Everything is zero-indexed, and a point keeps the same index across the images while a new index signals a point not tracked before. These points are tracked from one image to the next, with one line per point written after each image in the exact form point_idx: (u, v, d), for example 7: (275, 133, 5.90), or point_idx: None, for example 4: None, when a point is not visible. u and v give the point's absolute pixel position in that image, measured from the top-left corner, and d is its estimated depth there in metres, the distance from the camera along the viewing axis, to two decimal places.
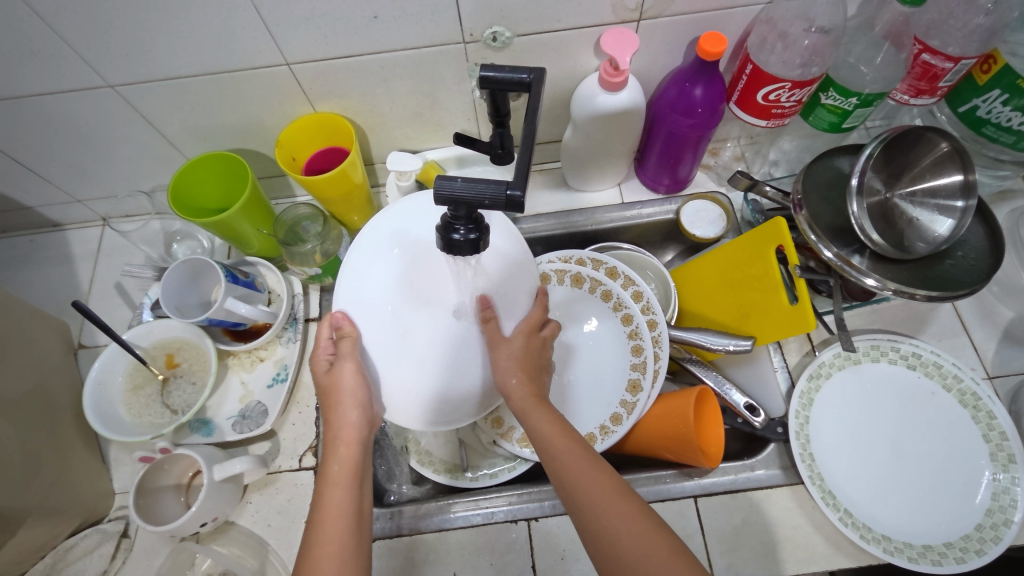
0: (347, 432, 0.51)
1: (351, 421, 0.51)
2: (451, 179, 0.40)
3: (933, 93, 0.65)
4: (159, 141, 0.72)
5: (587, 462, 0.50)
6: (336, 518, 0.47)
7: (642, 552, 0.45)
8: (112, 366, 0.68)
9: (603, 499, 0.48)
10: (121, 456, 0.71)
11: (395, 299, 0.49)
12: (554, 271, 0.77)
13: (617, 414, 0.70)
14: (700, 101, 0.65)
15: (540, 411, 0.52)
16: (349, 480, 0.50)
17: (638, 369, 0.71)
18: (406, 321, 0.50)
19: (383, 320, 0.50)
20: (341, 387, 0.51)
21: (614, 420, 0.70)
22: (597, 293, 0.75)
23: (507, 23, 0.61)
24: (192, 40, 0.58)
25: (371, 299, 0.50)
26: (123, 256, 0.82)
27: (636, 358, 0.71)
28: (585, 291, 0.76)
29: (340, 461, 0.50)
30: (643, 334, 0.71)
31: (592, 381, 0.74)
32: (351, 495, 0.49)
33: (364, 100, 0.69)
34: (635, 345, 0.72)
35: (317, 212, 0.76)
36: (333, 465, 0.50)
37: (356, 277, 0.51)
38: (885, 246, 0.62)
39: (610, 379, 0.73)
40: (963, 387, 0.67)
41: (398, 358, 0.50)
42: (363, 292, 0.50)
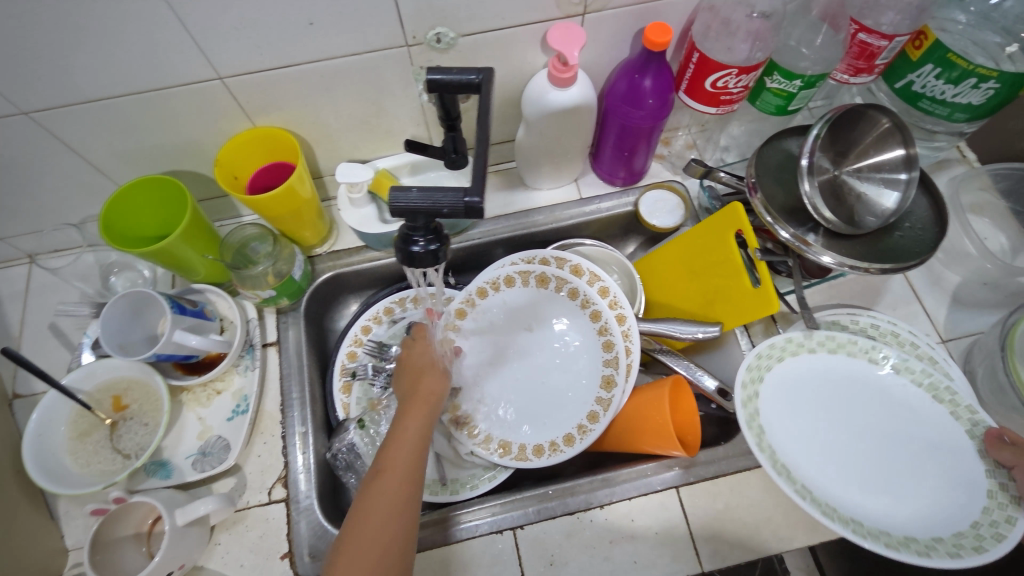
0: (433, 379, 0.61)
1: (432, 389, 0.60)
2: (405, 191, 0.44)
3: (870, 71, 0.67)
4: (85, 168, 0.67)
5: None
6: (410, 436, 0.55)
7: None
8: (51, 415, 0.63)
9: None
10: (71, 510, 0.66)
11: (856, 505, 0.60)
12: (517, 272, 0.75)
13: (593, 413, 0.70)
14: (650, 92, 0.65)
15: None
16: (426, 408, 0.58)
17: (611, 365, 0.70)
18: (884, 473, 0.62)
19: (847, 500, 0.60)
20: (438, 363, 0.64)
21: (591, 418, 0.70)
22: (564, 291, 0.74)
23: (450, 23, 0.59)
24: (113, 57, 0.53)
25: (906, 513, 0.59)
26: (55, 294, 0.76)
27: (607, 353, 0.71)
28: (550, 291, 0.75)
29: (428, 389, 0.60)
30: (613, 330, 0.71)
31: (569, 380, 0.73)
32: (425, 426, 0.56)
33: (307, 112, 0.66)
34: (606, 341, 0.72)
35: (266, 232, 0.72)
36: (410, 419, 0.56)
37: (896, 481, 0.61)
38: (837, 224, 0.64)
39: (582, 377, 0.72)
40: (919, 351, 0.69)
41: (863, 489, 0.61)
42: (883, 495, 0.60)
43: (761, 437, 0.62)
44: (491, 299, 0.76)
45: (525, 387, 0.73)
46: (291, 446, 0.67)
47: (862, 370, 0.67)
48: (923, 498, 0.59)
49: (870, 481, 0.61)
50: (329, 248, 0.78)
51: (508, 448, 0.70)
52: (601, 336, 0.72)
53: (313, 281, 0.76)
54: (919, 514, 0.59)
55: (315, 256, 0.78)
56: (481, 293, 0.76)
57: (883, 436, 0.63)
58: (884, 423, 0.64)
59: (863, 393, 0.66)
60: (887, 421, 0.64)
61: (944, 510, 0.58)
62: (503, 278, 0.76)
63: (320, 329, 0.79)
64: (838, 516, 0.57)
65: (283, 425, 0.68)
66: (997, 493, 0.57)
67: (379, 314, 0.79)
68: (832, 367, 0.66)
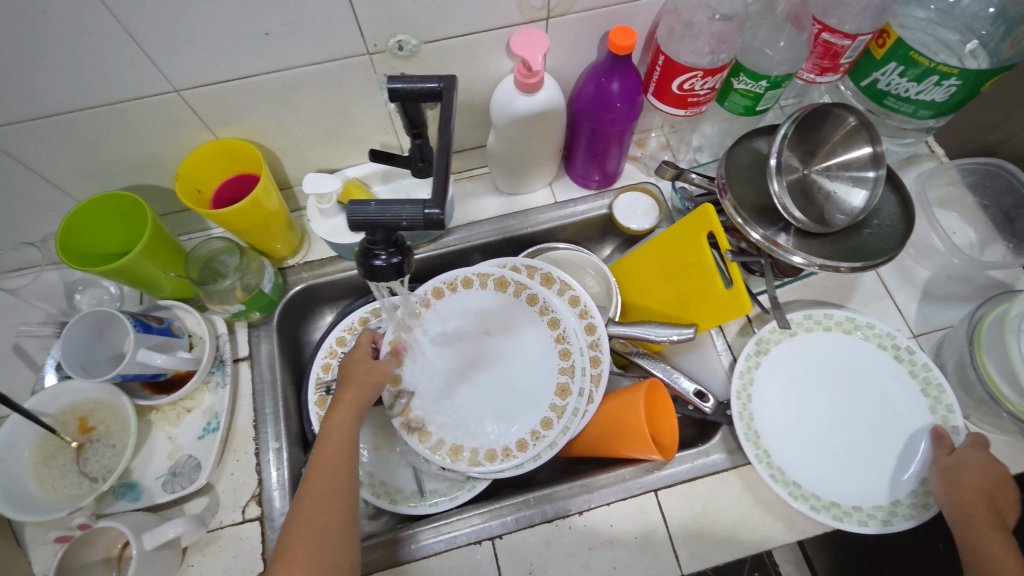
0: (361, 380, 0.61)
1: (360, 390, 0.60)
2: (364, 204, 0.43)
3: (835, 70, 0.68)
4: (42, 185, 0.65)
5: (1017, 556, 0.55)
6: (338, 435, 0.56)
7: None
8: (13, 440, 0.61)
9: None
10: (38, 536, 0.64)
11: (820, 474, 0.64)
12: (476, 274, 0.75)
13: (547, 419, 0.69)
14: (617, 96, 0.65)
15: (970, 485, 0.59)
16: (353, 408, 0.58)
17: (567, 373, 0.70)
18: (839, 444, 0.66)
19: (812, 475, 0.64)
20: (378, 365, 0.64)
21: (546, 424, 0.69)
22: (522, 296, 0.74)
23: (412, 30, 0.58)
24: (59, 71, 0.52)
25: (853, 486, 0.64)
26: (17, 314, 0.73)
27: (564, 361, 0.71)
28: (508, 294, 0.75)
29: (355, 391, 0.60)
30: (572, 338, 0.71)
31: (524, 387, 0.71)
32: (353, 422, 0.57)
33: (270, 123, 0.65)
34: (562, 349, 0.71)
35: (233, 245, 0.70)
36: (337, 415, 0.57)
37: (869, 462, 0.65)
38: (807, 223, 0.64)
39: (538, 384, 0.71)
40: (896, 343, 0.70)
41: (806, 455, 0.65)
42: (852, 474, 0.64)
43: (746, 407, 0.67)
44: (447, 300, 0.75)
45: (480, 391, 0.71)
46: (265, 463, 0.66)
47: (850, 352, 0.70)
48: (877, 477, 0.64)
49: (838, 457, 0.65)
50: (301, 259, 0.77)
51: (460, 454, 0.68)
52: (565, 346, 0.71)
53: (285, 293, 0.75)
54: (847, 482, 0.64)
55: (286, 268, 0.77)
56: (438, 292, 0.75)
57: (870, 421, 0.67)
58: (842, 400, 0.68)
59: (848, 372, 0.69)
60: (844, 397, 0.68)
61: (891, 489, 0.63)
62: (462, 279, 0.75)
63: (294, 341, 0.78)
64: (783, 479, 0.64)
65: (256, 441, 0.67)
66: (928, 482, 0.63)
67: (353, 325, 0.76)
68: (830, 346, 0.71)
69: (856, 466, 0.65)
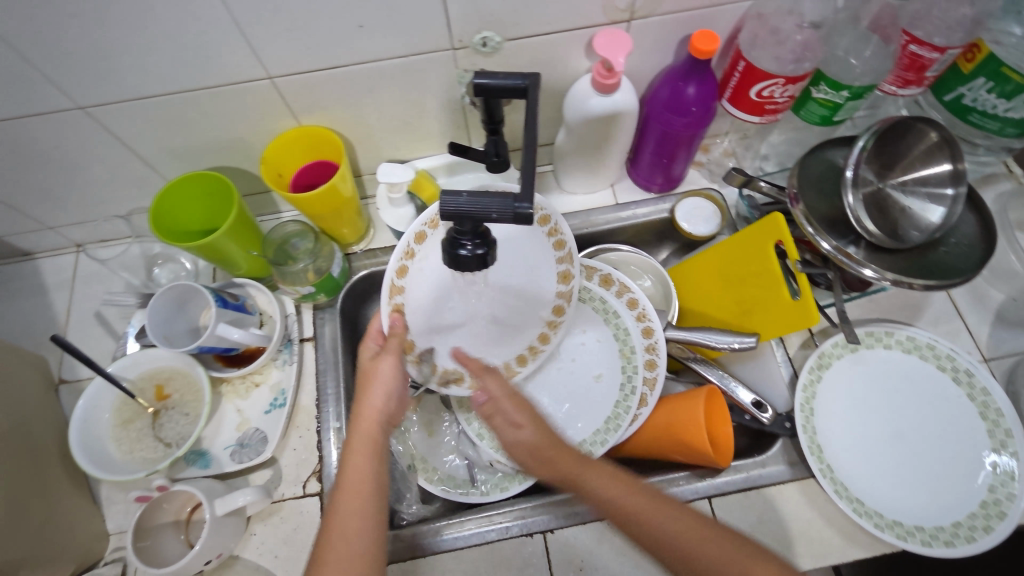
0: (373, 404, 0.55)
1: (373, 422, 0.55)
2: (455, 195, 0.44)
3: (920, 83, 0.66)
4: (134, 163, 0.69)
5: (611, 482, 0.56)
6: (357, 486, 0.51)
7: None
8: (97, 401, 0.65)
9: (646, 509, 0.54)
10: (114, 495, 0.68)
11: (880, 491, 0.64)
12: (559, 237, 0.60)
13: (544, 333, 0.68)
14: (693, 100, 0.64)
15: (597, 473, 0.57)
16: (371, 449, 0.54)
17: (562, 296, 0.65)
18: (901, 461, 0.65)
19: (872, 491, 0.64)
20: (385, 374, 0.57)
21: (519, 360, 0.68)
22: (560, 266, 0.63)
23: (497, 27, 0.59)
24: (167, 55, 0.55)
25: (914, 505, 0.62)
26: (102, 283, 0.78)
27: (563, 285, 0.64)
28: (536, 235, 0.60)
29: (368, 425, 0.55)
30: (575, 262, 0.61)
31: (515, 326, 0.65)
32: (372, 465, 0.53)
33: (350, 112, 0.67)
34: (563, 269, 0.63)
35: (306, 228, 0.72)
36: (353, 462, 0.53)
37: (932, 480, 0.63)
38: (880, 237, 0.63)
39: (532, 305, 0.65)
40: (956, 365, 0.67)
41: (866, 470, 0.65)
42: (912, 493, 0.63)
43: (808, 418, 0.66)
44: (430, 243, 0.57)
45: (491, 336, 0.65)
46: (326, 441, 0.68)
47: (916, 368, 0.68)
48: (938, 496, 0.62)
49: (900, 474, 0.64)
50: (365, 247, 0.79)
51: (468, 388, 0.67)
52: (621, 346, 0.72)
53: (350, 278, 0.77)
54: (906, 499, 0.63)
55: (351, 254, 0.79)
56: (422, 238, 0.56)
57: (935, 439, 0.65)
58: (899, 414, 0.67)
59: (914, 388, 0.68)
60: (904, 408, 0.67)
61: (954, 510, 0.61)
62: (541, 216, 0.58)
63: (356, 324, 0.79)
64: (846, 494, 0.63)
65: (318, 420, 0.69)
66: (989, 505, 0.61)
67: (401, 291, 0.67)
68: (899, 363, 0.69)
69: (917, 484, 0.63)
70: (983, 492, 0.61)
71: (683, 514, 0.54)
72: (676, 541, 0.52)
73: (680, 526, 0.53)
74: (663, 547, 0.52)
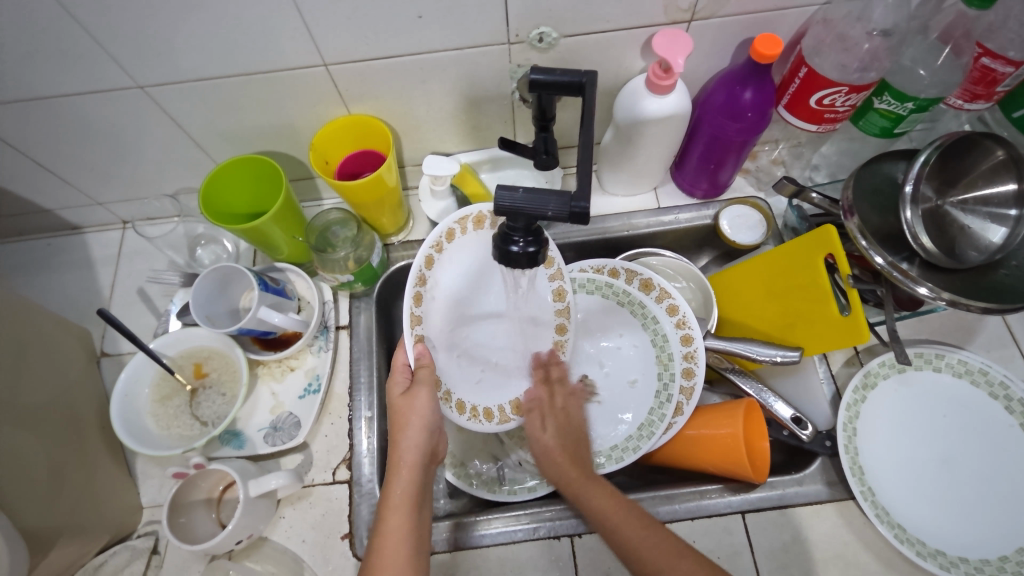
0: (408, 455, 0.55)
1: (407, 481, 0.54)
2: (512, 190, 0.43)
3: (989, 98, 0.64)
4: (185, 143, 0.69)
5: (609, 497, 0.56)
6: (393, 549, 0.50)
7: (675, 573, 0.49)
8: (138, 376, 0.66)
9: (628, 521, 0.53)
10: (149, 469, 0.69)
11: (922, 519, 0.61)
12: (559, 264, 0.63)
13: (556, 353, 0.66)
14: (749, 105, 0.63)
15: (590, 486, 0.57)
16: (407, 505, 0.53)
17: (563, 313, 0.65)
18: (946, 489, 0.62)
19: (914, 518, 0.62)
20: (417, 412, 0.56)
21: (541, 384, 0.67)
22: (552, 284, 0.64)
23: (555, 23, 0.58)
24: (228, 39, 0.55)
25: (958, 536, 0.60)
26: (147, 260, 0.80)
27: (559, 302, 0.65)
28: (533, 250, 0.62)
29: (402, 484, 0.54)
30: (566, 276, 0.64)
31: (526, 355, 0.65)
32: (411, 520, 0.52)
33: (400, 103, 0.67)
34: (557, 287, 0.64)
35: (348, 216, 0.72)
36: (391, 519, 0.52)
37: (979, 512, 0.61)
38: (936, 254, 0.61)
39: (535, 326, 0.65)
40: (1010, 394, 0.64)
41: (908, 496, 0.63)
42: (957, 522, 0.61)
43: (851, 438, 0.64)
44: (461, 244, 0.58)
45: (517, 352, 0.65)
46: (357, 430, 0.68)
47: (966, 394, 0.66)
48: (985, 529, 0.60)
49: (944, 503, 0.62)
50: (403, 238, 0.79)
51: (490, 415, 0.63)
52: (658, 352, 0.71)
53: (388, 268, 0.76)
54: (949, 529, 0.60)
55: (389, 245, 0.78)
56: (451, 237, 0.57)
57: (983, 469, 0.62)
58: (945, 440, 0.64)
59: (963, 414, 0.65)
60: (952, 434, 0.64)
61: (1001, 544, 0.59)
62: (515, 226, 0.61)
63: (389, 315, 0.79)
64: (887, 519, 0.61)
65: (350, 408, 0.69)
66: None
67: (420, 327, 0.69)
68: (948, 387, 0.66)
69: (962, 515, 0.61)
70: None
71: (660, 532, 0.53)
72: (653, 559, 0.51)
73: (649, 537, 0.52)
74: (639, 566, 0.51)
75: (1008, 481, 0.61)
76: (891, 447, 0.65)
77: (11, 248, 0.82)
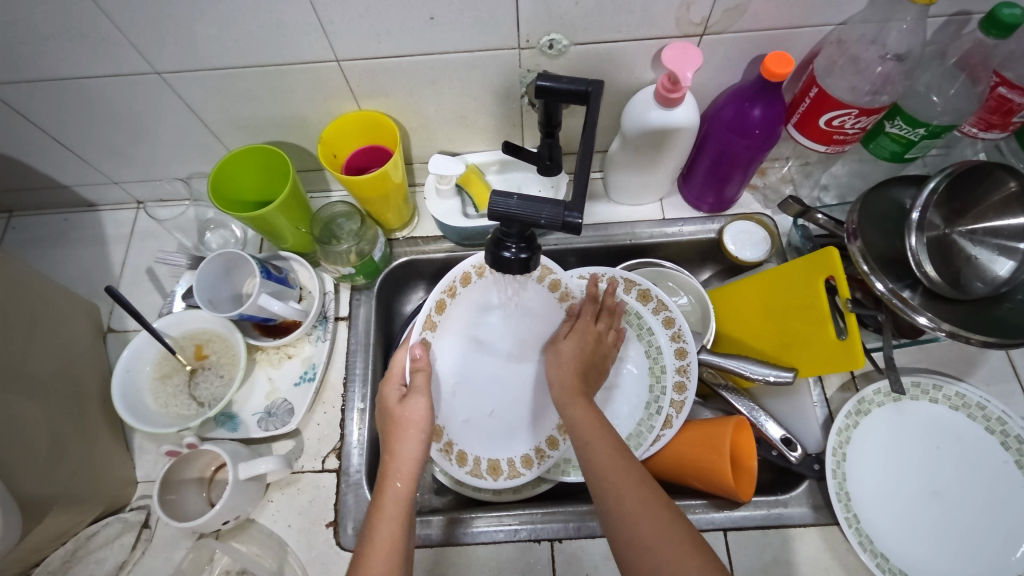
0: (401, 466, 0.54)
1: (398, 493, 0.53)
2: (506, 197, 0.44)
3: (1004, 128, 0.63)
4: (200, 129, 0.71)
5: (613, 446, 0.53)
6: (385, 552, 0.49)
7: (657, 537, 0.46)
8: (141, 354, 0.68)
9: (621, 475, 0.51)
10: (145, 445, 0.71)
11: (909, 552, 0.61)
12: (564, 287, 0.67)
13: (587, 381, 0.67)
14: (757, 122, 0.62)
15: (576, 405, 0.58)
16: (400, 517, 0.51)
17: None
18: (934, 523, 0.61)
19: (900, 549, 0.61)
20: (415, 421, 0.56)
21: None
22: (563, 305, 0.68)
23: (566, 31, 0.59)
24: (244, 31, 0.56)
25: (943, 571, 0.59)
26: (157, 241, 0.82)
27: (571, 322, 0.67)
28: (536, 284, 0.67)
29: (394, 493, 0.53)
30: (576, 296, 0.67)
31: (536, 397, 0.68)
32: (403, 532, 0.50)
33: (410, 101, 0.68)
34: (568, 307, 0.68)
35: (353, 210, 0.73)
36: (381, 529, 0.50)
37: (966, 548, 0.60)
38: (940, 284, 0.59)
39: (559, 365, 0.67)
40: (1007, 430, 0.63)
41: (896, 525, 0.62)
42: (945, 557, 0.60)
43: (839, 464, 0.64)
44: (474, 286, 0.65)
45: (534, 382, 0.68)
46: (348, 420, 0.69)
47: (961, 427, 0.65)
48: (973, 567, 0.59)
49: (932, 536, 0.61)
50: (408, 234, 0.80)
51: (465, 461, 0.66)
52: (651, 364, 0.71)
53: (390, 263, 0.78)
54: (936, 563, 0.60)
55: (393, 240, 0.79)
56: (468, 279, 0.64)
57: (975, 505, 0.62)
58: (935, 471, 0.64)
59: (957, 447, 0.64)
60: (943, 468, 0.64)
61: None
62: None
63: (388, 310, 0.80)
64: (870, 548, 0.61)
65: (343, 398, 0.71)
66: None
67: None
68: (944, 419, 0.66)
69: (948, 549, 0.60)
70: (1020, 567, 0.58)
71: (653, 495, 0.49)
72: (626, 512, 0.48)
73: (639, 494, 0.49)
74: (618, 527, 0.48)
75: (998, 518, 0.61)
76: (881, 476, 0.64)
77: (28, 220, 0.84)
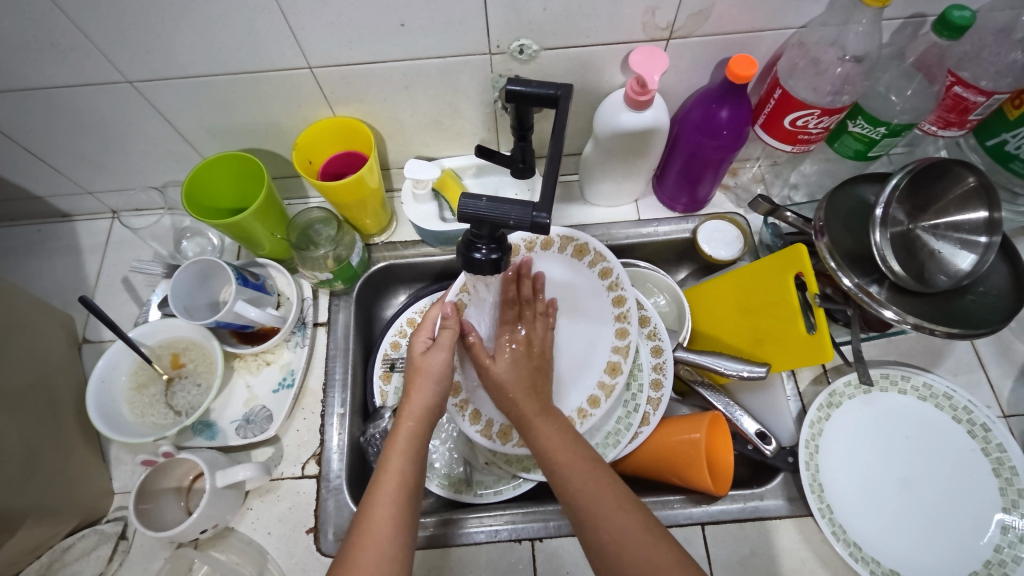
0: (413, 408, 0.57)
1: (409, 432, 0.55)
2: (475, 198, 0.44)
3: (962, 126, 0.64)
4: (174, 137, 0.71)
5: (588, 464, 0.54)
6: (394, 482, 0.51)
7: (641, 555, 0.47)
8: (116, 364, 0.67)
9: (599, 491, 0.52)
10: (122, 456, 0.70)
11: (882, 540, 0.62)
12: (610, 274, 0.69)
13: (614, 363, 0.68)
14: (725, 123, 0.64)
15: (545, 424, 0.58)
16: (410, 453, 0.54)
17: (621, 318, 0.69)
18: (905, 511, 0.63)
19: (873, 538, 0.62)
20: (429, 369, 0.60)
21: (592, 402, 0.68)
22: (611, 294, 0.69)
23: (535, 36, 0.60)
24: (214, 39, 0.57)
25: (914, 558, 0.61)
26: (133, 251, 0.82)
27: (616, 309, 0.69)
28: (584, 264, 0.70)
29: (406, 432, 0.55)
30: (626, 285, 0.68)
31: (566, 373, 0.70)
32: (411, 466, 0.53)
33: (384, 107, 0.68)
34: (615, 296, 0.69)
35: (330, 215, 0.74)
36: (391, 463, 0.52)
37: (937, 535, 0.61)
38: (904, 278, 0.61)
39: (587, 353, 0.70)
40: (973, 419, 0.65)
41: (869, 515, 0.63)
42: (916, 544, 0.61)
43: (812, 456, 0.65)
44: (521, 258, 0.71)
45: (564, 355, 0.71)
46: (328, 425, 0.69)
47: (930, 416, 0.67)
48: (943, 553, 0.60)
49: (903, 524, 0.62)
50: (386, 239, 0.80)
51: (478, 420, 0.67)
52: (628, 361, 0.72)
53: (369, 268, 0.78)
54: (907, 551, 0.61)
55: (371, 245, 0.80)
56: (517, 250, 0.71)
57: (944, 491, 0.63)
58: (906, 461, 0.65)
59: (927, 436, 0.66)
60: (913, 457, 0.65)
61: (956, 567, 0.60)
62: (576, 245, 0.70)
63: (368, 314, 0.80)
64: (844, 538, 0.62)
65: (323, 404, 0.71)
66: (992, 565, 0.59)
67: (404, 328, 0.75)
68: (913, 409, 0.67)
69: (919, 536, 0.62)
70: (987, 552, 0.60)
71: (638, 512, 0.50)
72: (610, 530, 0.49)
73: (619, 512, 0.50)
74: (602, 539, 0.49)
75: (967, 504, 0.62)
76: (853, 467, 0.65)
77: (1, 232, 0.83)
